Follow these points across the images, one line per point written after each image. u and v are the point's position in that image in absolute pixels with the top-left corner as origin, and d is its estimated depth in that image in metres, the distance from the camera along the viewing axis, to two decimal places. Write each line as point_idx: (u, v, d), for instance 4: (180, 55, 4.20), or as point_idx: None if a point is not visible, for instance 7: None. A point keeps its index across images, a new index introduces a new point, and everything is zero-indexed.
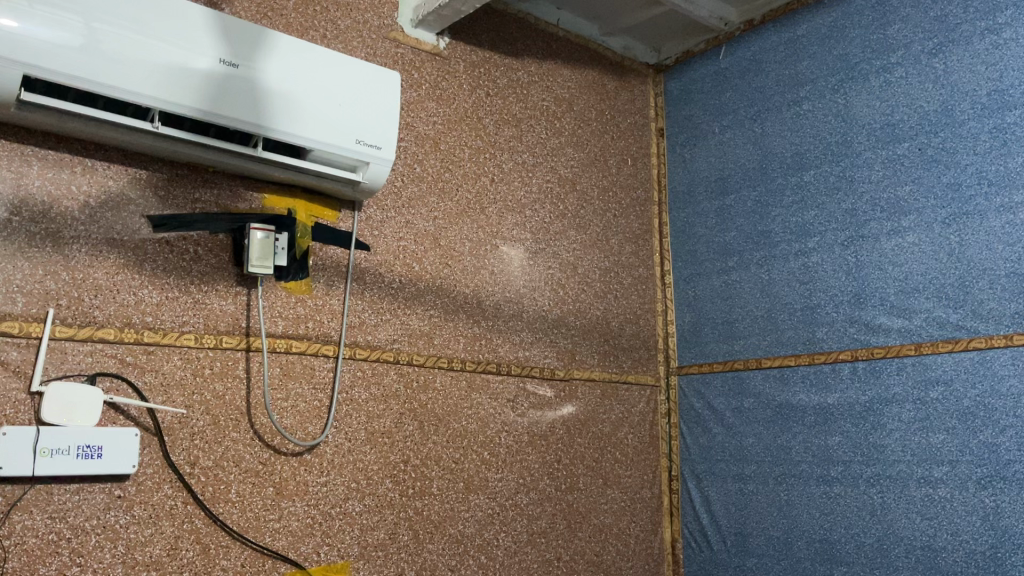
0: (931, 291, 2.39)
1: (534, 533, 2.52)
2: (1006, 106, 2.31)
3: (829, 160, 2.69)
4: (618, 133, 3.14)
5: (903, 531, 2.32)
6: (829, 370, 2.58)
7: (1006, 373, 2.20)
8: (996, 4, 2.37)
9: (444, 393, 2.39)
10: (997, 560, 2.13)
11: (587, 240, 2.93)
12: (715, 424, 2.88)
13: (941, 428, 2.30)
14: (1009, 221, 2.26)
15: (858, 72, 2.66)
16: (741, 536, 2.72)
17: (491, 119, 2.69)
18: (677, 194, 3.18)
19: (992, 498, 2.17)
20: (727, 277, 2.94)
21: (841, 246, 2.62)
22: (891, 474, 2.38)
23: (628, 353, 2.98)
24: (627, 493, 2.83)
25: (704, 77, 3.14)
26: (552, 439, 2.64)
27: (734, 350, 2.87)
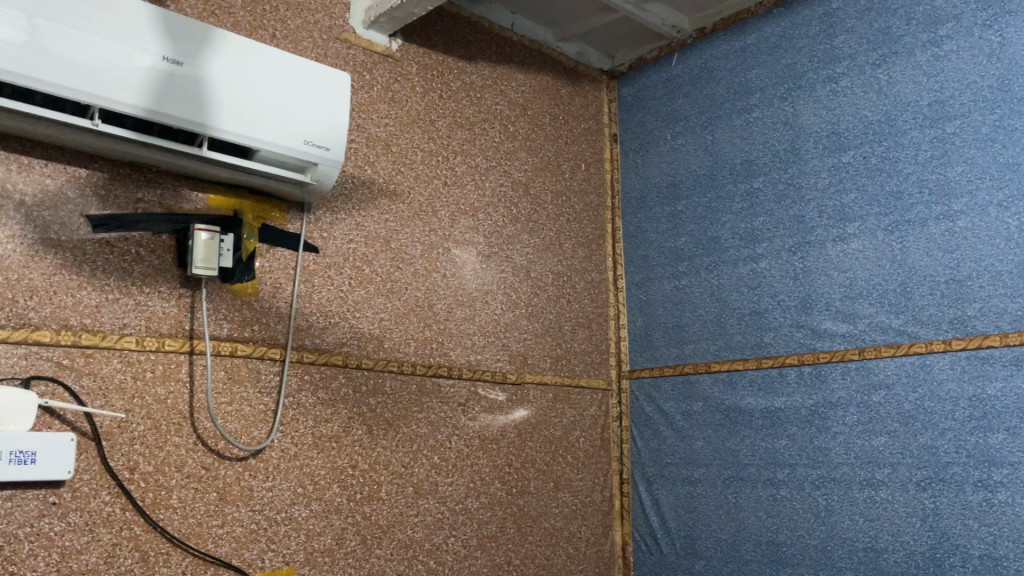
0: (874, 296, 2.44)
1: (483, 538, 2.51)
2: (945, 117, 2.36)
3: (777, 167, 2.73)
4: (572, 138, 3.15)
5: (846, 532, 2.37)
6: (776, 375, 2.62)
7: (945, 377, 2.25)
8: (937, 17, 2.43)
9: (393, 397, 2.37)
10: (935, 560, 2.18)
11: (541, 244, 2.94)
12: (666, 428, 2.90)
13: (883, 431, 2.35)
14: (948, 228, 2.31)
15: (805, 82, 2.71)
16: (690, 539, 2.74)
17: (443, 121, 2.68)
18: (630, 199, 3.20)
19: (931, 499, 2.22)
20: (678, 282, 2.96)
21: (788, 251, 2.66)
22: (834, 476, 2.42)
23: (580, 357, 2.99)
24: (578, 496, 2.84)
25: (657, 84, 3.17)
26: (503, 443, 2.64)
27: (685, 354, 2.90)
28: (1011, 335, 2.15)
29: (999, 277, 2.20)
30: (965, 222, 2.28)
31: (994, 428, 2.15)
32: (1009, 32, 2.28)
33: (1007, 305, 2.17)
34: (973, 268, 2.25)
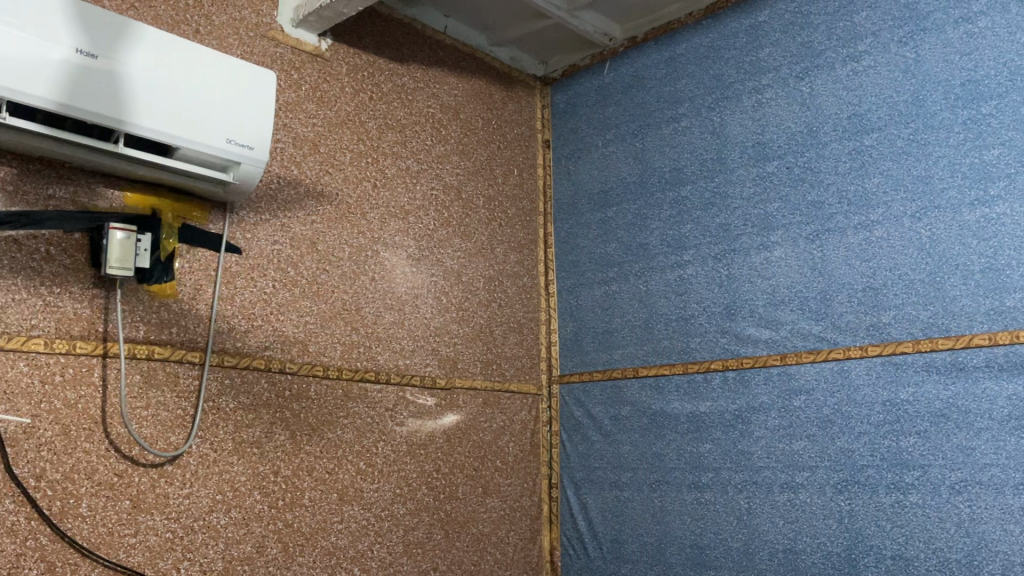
0: (796, 303, 2.50)
1: (410, 544, 2.49)
2: (864, 130, 2.44)
3: (704, 176, 2.78)
4: (504, 142, 3.15)
5: (767, 534, 2.42)
6: (701, 380, 2.66)
7: (861, 382, 2.32)
8: (857, 33, 2.50)
9: (318, 402, 2.33)
10: (851, 561, 2.25)
11: (472, 248, 2.93)
12: (594, 432, 2.92)
13: (802, 435, 2.41)
14: (865, 237, 2.38)
15: (732, 92, 2.76)
16: (617, 543, 2.76)
17: (374, 123, 2.65)
18: (562, 205, 3.22)
19: (847, 501, 2.29)
20: (608, 288, 2.99)
21: (713, 259, 2.71)
22: (756, 480, 2.47)
23: (511, 362, 2.99)
24: (506, 501, 2.83)
25: (589, 91, 3.20)
26: (431, 449, 2.61)
27: (614, 359, 2.92)
28: (922, 342, 2.23)
29: (912, 285, 2.27)
30: (881, 231, 2.36)
31: (906, 431, 2.22)
32: (923, 49, 2.36)
33: (919, 313, 2.25)
34: (888, 277, 2.32)
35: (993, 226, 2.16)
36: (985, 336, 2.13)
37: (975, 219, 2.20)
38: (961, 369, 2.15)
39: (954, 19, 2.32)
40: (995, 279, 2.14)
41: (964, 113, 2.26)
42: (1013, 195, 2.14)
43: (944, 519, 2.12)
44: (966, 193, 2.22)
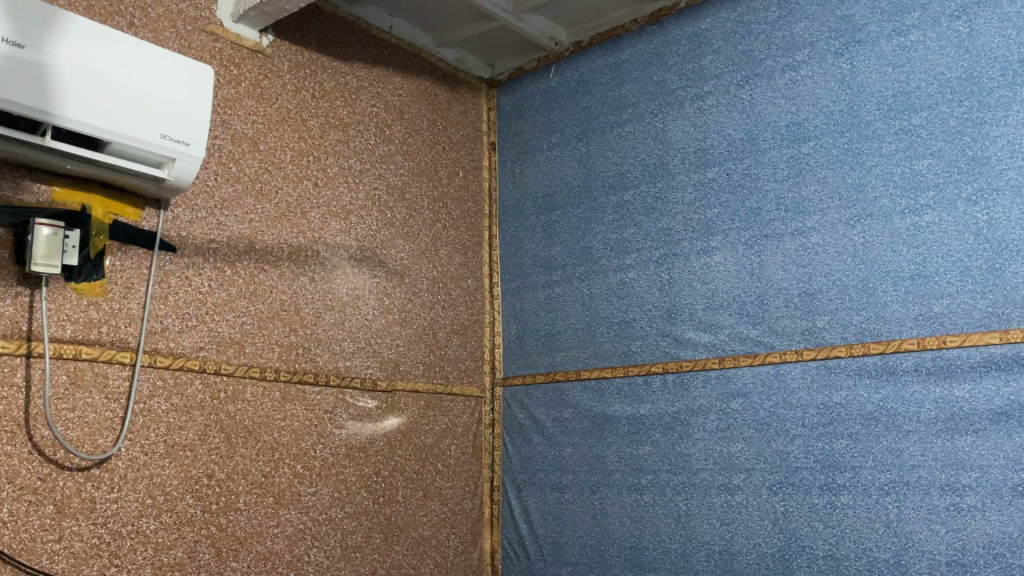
0: (734, 308, 2.53)
1: (348, 548, 2.46)
2: (801, 138, 2.49)
3: (647, 181, 2.81)
4: (450, 144, 3.14)
5: (704, 536, 2.45)
6: (642, 383, 2.69)
7: (796, 386, 2.36)
8: (795, 43, 2.55)
9: (254, 404, 2.29)
10: (784, 562, 2.29)
11: (416, 249, 2.91)
12: (536, 435, 2.92)
13: (739, 437, 2.44)
14: (802, 244, 2.43)
15: (675, 98, 2.79)
16: (557, 545, 2.77)
17: (316, 121, 2.62)
18: (506, 207, 3.21)
19: (782, 502, 2.33)
20: (551, 291, 3.00)
21: (655, 263, 2.74)
22: (694, 481, 2.51)
23: (454, 364, 2.97)
24: (448, 504, 2.82)
25: (534, 94, 3.20)
26: (371, 452, 2.59)
27: (556, 361, 2.93)
28: (855, 346, 2.28)
29: (845, 291, 2.33)
30: (817, 238, 2.40)
31: (839, 434, 2.27)
32: (858, 61, 2.42)
33: (852, 318, 2.30)
34: (823, 282, 2.37)
35: (922, 234, 2.22)
36: (914, 341, 2.19)
37: (905, 227, 2.25)
38: (891, 373, 2.21)
39: (888, 31, 2.38)
40: (924, 285, 2.20)
41: (895, 124, 2.32)
42: (941, 205, 2.21)
43: (874, 519, 2.17)
44: (897, 202, 2.28)
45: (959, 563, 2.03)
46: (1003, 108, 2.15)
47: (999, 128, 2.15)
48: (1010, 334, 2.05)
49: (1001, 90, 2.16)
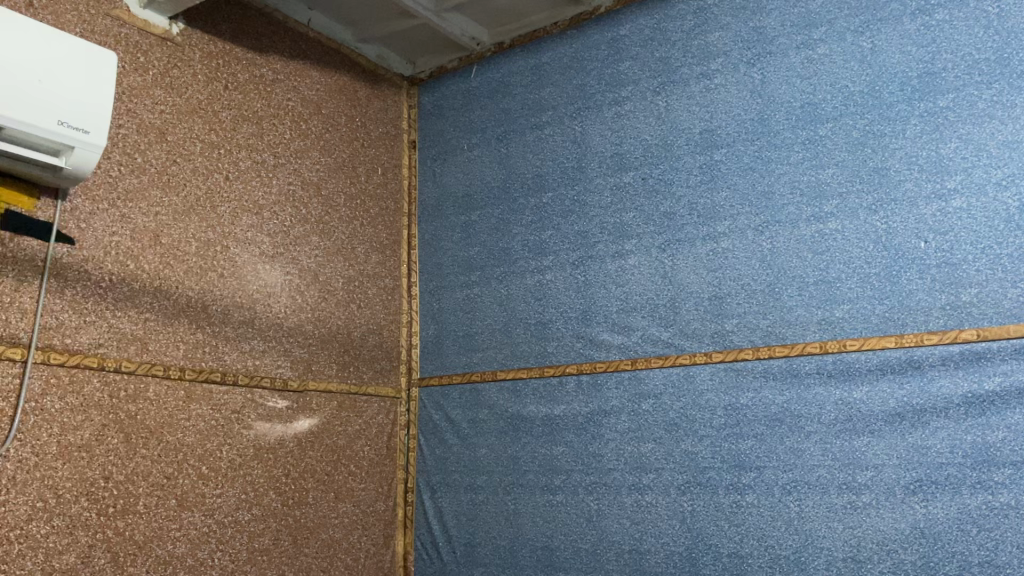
0: (647, 310, 2.58)
1: (255, 551, 2.40)
2: (714, 145, 2.54)
3: (565, 183, 2.83)
4: (369, 141, 3.10)
5: (614, 535, 2.49)
6: (557, 384, 2.70)
7: (705, 387, 2.41)
8: (710, 52, 2.61)
9: (156, 403, 2.21)
10: (691, 560, 2.34)
11: (331, 247, 2.86)
12: (451, 436, 2.90)
13: (650, 438, 2.48)
14: (713, 248, 2.48)
15: (593, 103, 2.82)
16: (470, 546, 2.77)
17: (228, 113, 2.55)
18: (425, 206, 3.18)
19: (690, 502, 2.38)
20: (469, 291, 2.99)
21: (572, 264, 2.76)
22: (606, 481, 2.54)
23: (369, 364, 2.93)
24: (360, 506, 2.78)
25: (455, 94, 3.19)
26: (281, 453, 2.53)
27: (473, 362, 2.92)
28: (762, 349, 2.34)
29: (753, 295, 2.39)
30: (727, 243, 2.46)
31: (745, 434, 2.32)
32: (769, 71, 2.48)
33: (760, 322, 2.36)
34: (731, 286, 2.43)
35: (826, 241, 2.30)
36: (817, 344, 2.26)
37: (811, 234, 2.33)
38: (795, 375, 2.28)
39: (797, 44, 2.45)
40: (827, 290, 2.28)
41: (803, 134, 2.39)
42: (844, 212, 2.29)
43: (776, 518, 2.23)
44: (803, 209, 2.35)
45: (854, 559, 2.11)
46: (902, 121, 2.24)
47: (898, 140, 2.24)
48: (905, 339, 2.14)
49: (901, 103, 2.25)
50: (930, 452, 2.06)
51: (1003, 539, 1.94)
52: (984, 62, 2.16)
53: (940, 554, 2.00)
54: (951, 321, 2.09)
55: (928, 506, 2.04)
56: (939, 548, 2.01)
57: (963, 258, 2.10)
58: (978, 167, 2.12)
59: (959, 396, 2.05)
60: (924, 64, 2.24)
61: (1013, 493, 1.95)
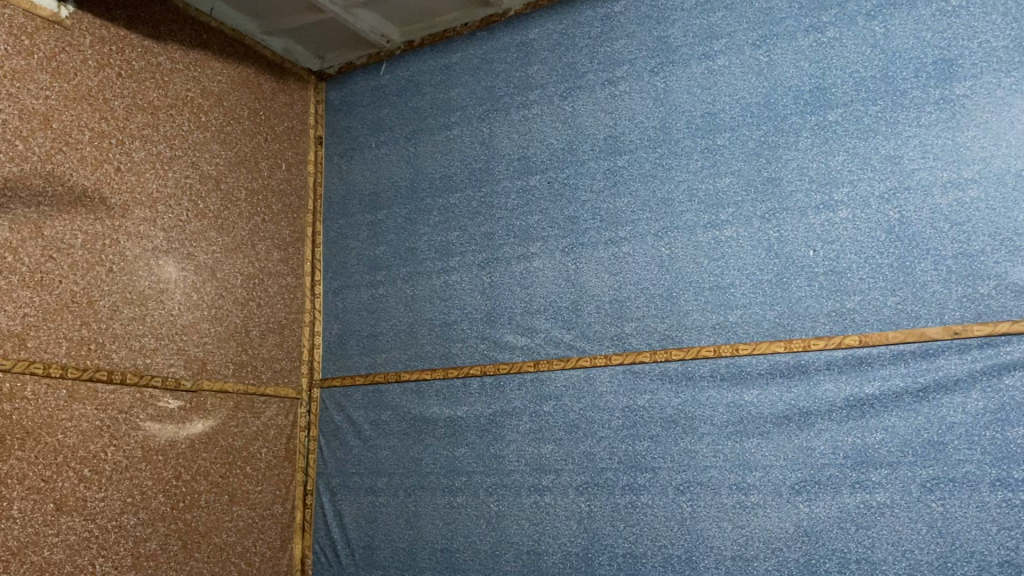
0: (550, 312, 2.60)
1: (140, 557, 2.33)
2: (617, 151, 2.58)
3: (472, 185, 2.83)
4: (273, 135, 3.03)
5: (513, 537, 2.50)
6: (460, 385, 2.69)
7: (604, 389, 2.45)
8: (615, 59, 2.65)
9: (35, 403, 2.14)
10: (587, 560, 2.37)
11: (230, 243, 2.78)
12: (353, 437, 2.86)
13: (550, 439, 2.50)
14: (614, 253, 2.52)
15: (501, 105, 2.83)
16: (370, 549, 2.74)
17: (120, 101, 2.50)
18: (332, 203, 3.13)
19: (587, 502, 2.40)
20: (374, 291, 2.95)
21: (477, 266, 2.76)
22: (506, 483, 2.54)
23: (268, 364, 2.86)
24: (255, 510, 2.70)
25: (364, 90, 3.15)
26: (171, 455, 2.46)
27: (376, 363, 2.89)
28: (658, 352, 2.39)
29: (651, 299, 2.43)
30: (628, 247, 2.50)
31: (641, 436, 2.36)
32: (671, 80, 2.54)
33: (657, 325, 2.41)
34: (631, 291, 2.47)
35: (722, 247, 2.36)
36: (711, 348, 2.32)
37: (707, 240, 2.39)
38: (690, 378, 2.33)
39: (699, 54, 2.51)
40: (721, 296, 2.34)
41: (702, 142, 2.45)
42: (739, 220, 2.35)
43: (669, 518, 2.28)
44: (701, 216, 2.41)
45: (742, 558, 2.17)
46: (795, 134, 2.32)
47: (790, 151, 2.32)
48: (793, 343, 2.21)
49: (794, 116, 2.33)
50: (814, 453, 2.14)
51: (878, 537, 2.02)
52: (870, 79, 2.25)
53: (820, 551, 2.08)
54: (836, 327, 2.18)
55: (811, 505, 2.11)
56: (820, 546, 2.08)
57: (848, 266, 2.19)
58: (863, 180, 2.21)
59: (842, 400, 2.13)
60: (816, 79, 2.32)
61: (888, 492, 2.03)
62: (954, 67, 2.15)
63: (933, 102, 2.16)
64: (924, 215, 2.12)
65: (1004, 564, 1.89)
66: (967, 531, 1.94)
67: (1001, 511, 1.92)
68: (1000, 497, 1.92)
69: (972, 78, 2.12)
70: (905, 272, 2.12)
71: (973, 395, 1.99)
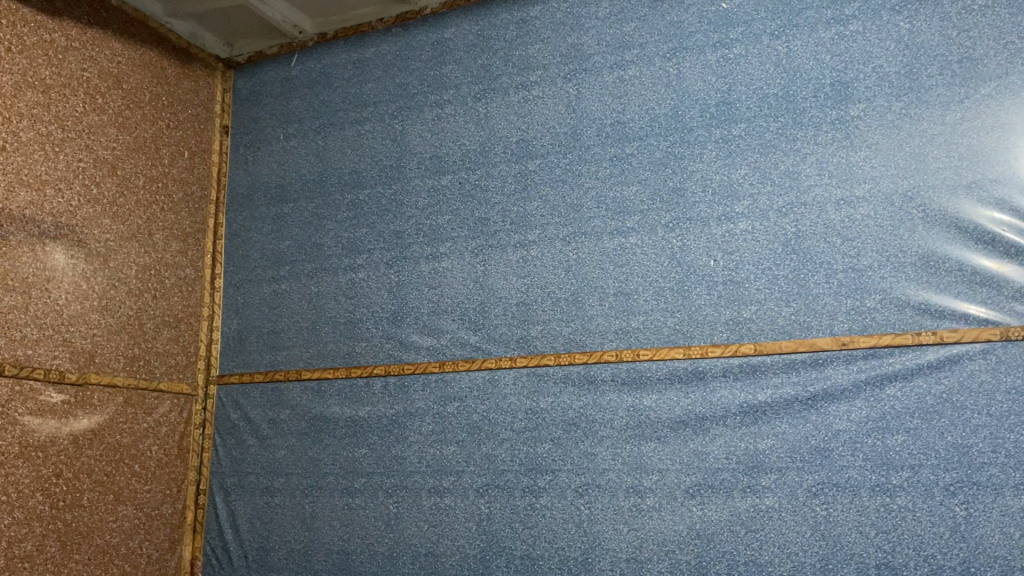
0: (456, 313, 2.58)
1: (14, 558, 2.23)
2: (528, 155, 2.59)
3: (382, 182, 2.79)
4: (175, 122, 2.93)
5: (411, 539, 2.47)
6: (363, 385, 2.65)
7: (508, 392, 2.45)
8: (529, 63, 2.66)
9: None
10: (484, 562, 2.37)
11: (124, 232, 2.69)
12: (249, 436, 2.79)
13: (452, 440, 2.49)
14: (523, 256, 2.53)
15: (415, 103, 2.80)
16: (263, 551, 2.67)
17: (9, 78, 2.39)
18: (235, 195, 3.04)
19: (487, 505, 2.40)
20: (277, 287, 2.88)
21: (385, 264, 2.72)
22: (406, 484, 2.52)
23: (162, 359, 2.76)
24: (143, 510, 2.61)
25: (273, 81, 3.07)
26: (52, 451, 2.36)
27: (277, 360, 2.82)
28: (562, 355, 2.41)
29: (557, 303, 2.45)
30: (536, 251, 2.52)
31: (543, 438, 2.38)
32: (584, 88, 2.56)
33: (562, 329, 2.43)
34: (538, 294, 2.48)
35: (627, 254, 2.40)
36: (613, 353, 2.35)
37: (613, 246, 2.42)
38: (592, 382, 2.35)
39: (611, 63, 2.54)
40: (624, 302, 2.38)
41: (612, 150, 2.48)
42: (644, 229, 2.40)
43: (567, 520, 2.30)
44: (608, 223, 2.44)
45: (636, 560, 2.20)
46: (700, 145, 2.38)
47: (695, 163, 2.37)
48: (692, 350, 2.27)
49: (699, 128, 2.39)
50: (708, 458, 2.19)
51: (766, 540, 2.09)
52: (772, 96, 2.32)
53: (711, 553, 2.13)
54: (732, 335, 2.24)
55: (704, 508, 2.17)
56: (711, 548, 2.14)
57: (746, 277, 2.25)
58: (763, 194, 2.28)
59: (736, 406, 2.19)
60: (721, 94, 2.39)
61: (777, 496, 2.10)
62: (849, 89, 2.24)
63: (830, 122, 2.24)
64: (818, 230, 2.20)
65: (880, 566, 1.98)
66: (848, 534, 2.02)
67: (880, 516, 2.00)
68: (878, 501, 2.01)
69: (866, 101, 2.22)
70: (799, 284, 2.20)
71: (857, 404, 2.08)
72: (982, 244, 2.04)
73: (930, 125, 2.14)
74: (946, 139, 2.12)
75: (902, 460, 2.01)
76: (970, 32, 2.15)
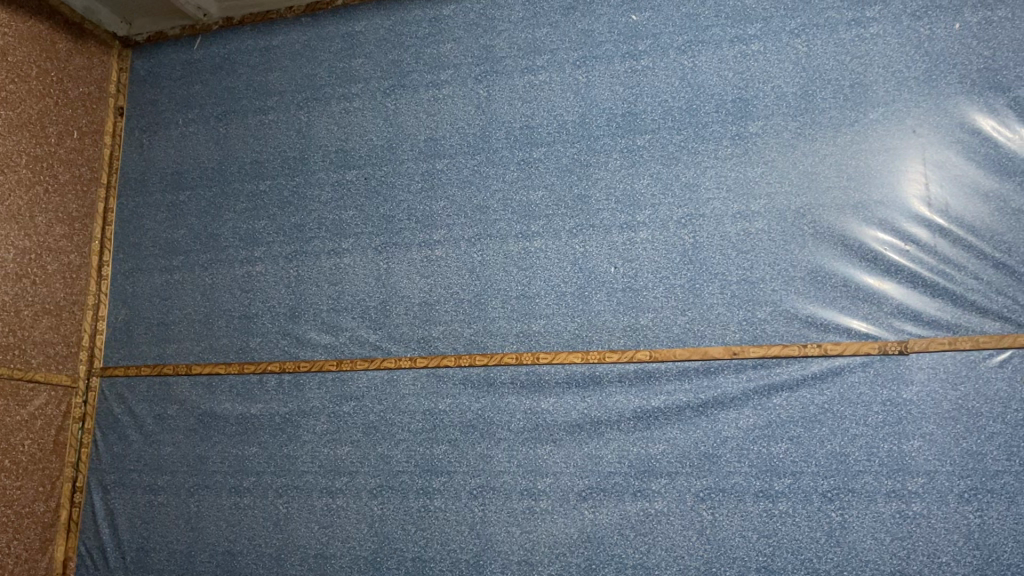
0: (357, 311, 2.54)
1: None
2: (436, 154, 2.58)
3: (284, 173, 2.72)
4: (64, 101, 2.79)
5: (300, 540, 2.42)
6: (256, 382, 2.58)
7: (406, 392, 2.42)
8: (440, 62, 2.64)
9: None
10: (375, 563, 2.34)
11: (3, 212, 2.54)
12: (133, 432, 2.67)
13: (347, 441, 2.44)
14: (427, 255, 2.51)
15: (321, 95, 2.75)
16: (142, 552, 2.56)
17: None
18: (128, 179, 2.91)
19: (380, 506, 2.37)
20: (169, 277, 2.77)
21: (284, 258, 2.66)
22: (298, 484, 2.46)
23: (40, 348, 2.62)
24: (12, 507, 2.47)
25: (174, 63, 2.95)
26: None
27: (166, 354, 2.71)
28: (462, 357, 2.39)
29: (460, 304, 2.44)
30: (440, 251, 2.50)
31: (439, 440, 2.36)
32: (494, 90, 2.56)
33: (464, 330, 2.42)
34: (440, 295, 2.47)
35: (530, 258, 2.41)
36: (513, 355, 2.35)
37: (517, 250, 2.43)
38: (491, 385, 2.35)
39: (522, 67, 2.55)
40: (526, 305, 2.38)
41: (519, 155, 2.49)
42: (547, 233, 2.41)
43: (460, 522, 2.29)
44: (513, 226, 2.45)
45: (527, 562, 2.21)
46: (606, 154, 2.41)
47: (601, 171, 2.40)
48: (590, 355, 2.29)
49: (605, 137, 2.42)
50: (601, 462, 2.22)
51: (653, 543, 2.13)
52: (676, 109, 2.38)
53: (601, 556, 2.16)
54: (630, 341, 2.27)
55: (596, 511, 2.19)
56: (601, 551, 2.16)
57: (645, 284, 2.29)
58: (663, 205, 2.33)
59: (631, 411, 2.23)
60: (627, 105, 2.43)
61: (665, 501, 2.15)
62: (749, 107, 2.31)
63: (730, 137, 2.31)
64: (714, 242, 2.26)
65: (760, 569, 2.04)
66: (732, 539, 2.08)
67: (762, 521, 2.06)
68: (761, 507, 2.07)
69: (764, 118, 2.29)
70: (694, 293, 2.25)
71: (745, 411, 2.14)
72: (865, 262, 2.14)
73: (822, 145, 2.23)
74: (836, 160, 2.21)
75: (785, 467, 2.08)
76: (862, 59, 2.24)
